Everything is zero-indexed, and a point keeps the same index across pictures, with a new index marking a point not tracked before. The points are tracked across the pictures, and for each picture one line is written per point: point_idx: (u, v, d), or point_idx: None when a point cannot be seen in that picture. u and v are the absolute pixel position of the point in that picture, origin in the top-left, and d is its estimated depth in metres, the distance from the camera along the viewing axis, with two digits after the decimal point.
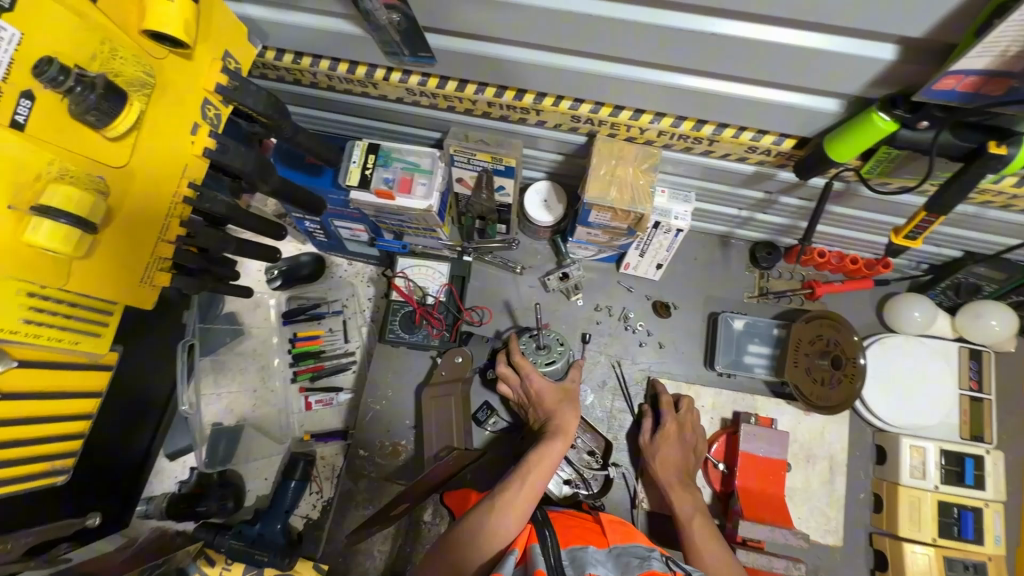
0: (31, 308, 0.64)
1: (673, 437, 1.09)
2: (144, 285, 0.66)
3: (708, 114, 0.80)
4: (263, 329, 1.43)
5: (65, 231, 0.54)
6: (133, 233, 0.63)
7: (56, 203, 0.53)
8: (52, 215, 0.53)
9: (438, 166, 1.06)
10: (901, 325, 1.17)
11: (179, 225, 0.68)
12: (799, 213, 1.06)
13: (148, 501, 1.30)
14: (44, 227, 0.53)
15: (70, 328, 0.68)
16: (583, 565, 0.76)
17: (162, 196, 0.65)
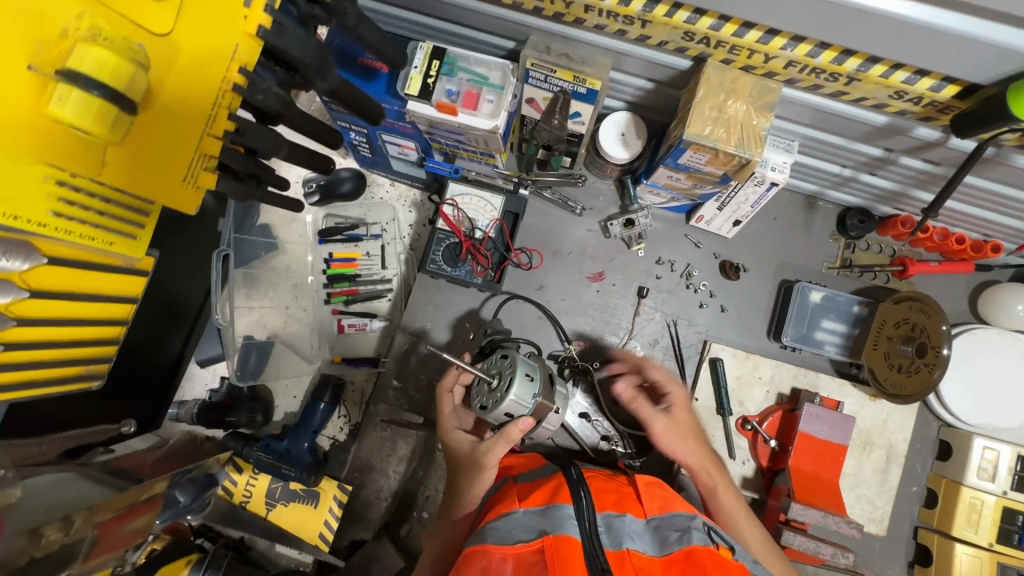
0: (61, 201, 0.58)
1: (682, 407, 0.98)
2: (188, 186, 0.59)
3: (863, 46, 0.64)
4: (298, 246, 1.36)
5: (98, 105, 0.50)
6: (172, 125, 0.56)
7: (89, 69, 0.49)
8: (82, 83, 0.48)
9: (510, 82, 0.92)
10: (997, 316, 1.06)
11: (229, 117, 0.57)
12: (918, 178, 0.91)
13: (179, 406, 1.30)
14: (75, 97, 0.49)
15: (101, 226, 0.63)
16: (619, 536, 0.79)
17: (209, 78, 0.56)
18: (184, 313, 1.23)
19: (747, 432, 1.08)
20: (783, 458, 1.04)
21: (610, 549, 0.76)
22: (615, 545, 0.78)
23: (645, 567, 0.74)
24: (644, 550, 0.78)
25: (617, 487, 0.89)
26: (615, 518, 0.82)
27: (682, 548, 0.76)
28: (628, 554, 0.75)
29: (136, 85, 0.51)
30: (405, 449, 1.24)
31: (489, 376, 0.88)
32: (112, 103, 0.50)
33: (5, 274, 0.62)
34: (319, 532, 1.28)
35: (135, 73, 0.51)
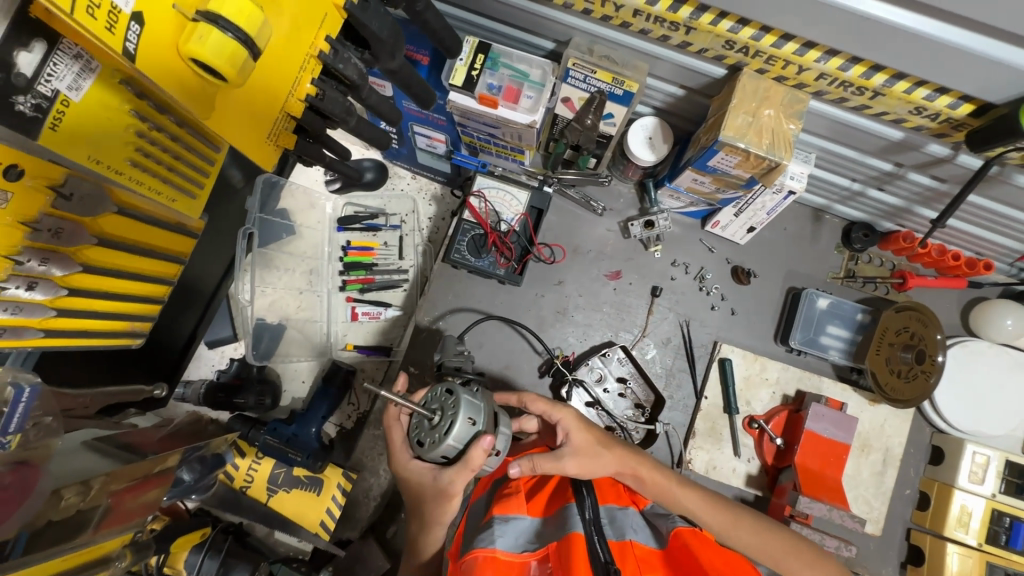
0: (138, 153, 0.69)
1: (577, 431, 0.88)
2: (270, 144, 0.61)
3: (893, 61, 0.70)
4: (317, 231, 1.36)
5: (234, 48, 0.48)
6: (271, 82, 0.57)
7: (229, 12, 0.47)
8: (222, 25, 0.47)
9: (549, 80, 0.96)
10: (988, 330, 1.12)
11: (309, 82, 0.60)
12: (924, 194, 0.98)
13: (185, 386, 1.28)
14: (215, 38, 0.47)
15: (169, 181, 0.75)
16: (621, 527, 0.80)
17: (305, 41, 0.57)
18: (197, 293, 1.21)
19: (754, 430, 1.12)
20: (788, 456, 1.07)
21: (614, 539, 0.78)
22: (618, 535, 0.79)
23: (646, 557, 0.76)
24: (646, 541, 0.80)
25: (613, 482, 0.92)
26: (617, 511, 0.84)
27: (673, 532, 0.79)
28: (630, 545, 0.77)
29: (262, 34, 0.51)
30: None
31: (429, 412, 0.77)
32: (246, 48, 0.49)
33: (80, 216, 0.72)
34: (321, 520, 1.26)
35: (263, 20, 0.50)
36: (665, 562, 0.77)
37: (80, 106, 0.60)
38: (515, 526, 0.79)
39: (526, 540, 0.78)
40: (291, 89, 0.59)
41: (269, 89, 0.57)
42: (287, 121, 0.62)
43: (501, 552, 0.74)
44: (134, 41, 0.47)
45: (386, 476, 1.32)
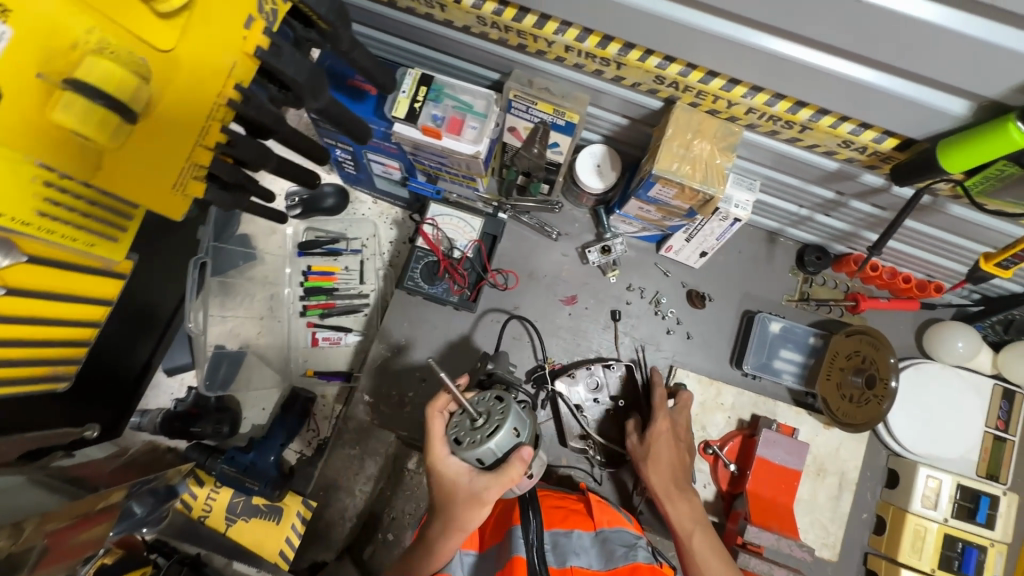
0: (48, 201, 0.60)
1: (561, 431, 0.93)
2: (177, 194, 0.61)
3: (814, 97, 0.71)
4: (277, 257, 1.37)
5: (100, 115, 0.51)
6: (167, 136, 0.58)
7: (95, 81, 0.50)
8: (88, 94, 0.50)
9: (493, 110, 0.97)
10: (940, 352, 1.13)
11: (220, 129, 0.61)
12: (866, 220, 0.99)
13: (142, 414, 1.28)
14: (78, 105, 0.50)
15: (84, 226, 0.66)
16: (564, 553, 0.82)
17: (205, 96, 0.58)
18: (156, 321, 1.22)
19: (708, 456, 1.11)
20: (741, 482, 1.07)
21: (554, 566, 0.80)
22: (560, 562, 0.81)
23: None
24: (590, 565, 0.81)
25: (569, 505, 0.92)
26: (563, 536, 0.85)
27: (628, 564, 0.80)
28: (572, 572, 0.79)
29: (137, 97, 0.53)
30: (372, 468, 1.31)
31: (475, 412, 0.82)
32: (115, 112, 0.52)
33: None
34: (279, 549, 1.25)
35: (138, 86, 0.53)
36: None
37: None
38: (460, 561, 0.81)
39: None
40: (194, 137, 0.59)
41: (166, 142, 0.58)
42: (196, 170, 0.62)
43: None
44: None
45: (362, 495, 1.31)
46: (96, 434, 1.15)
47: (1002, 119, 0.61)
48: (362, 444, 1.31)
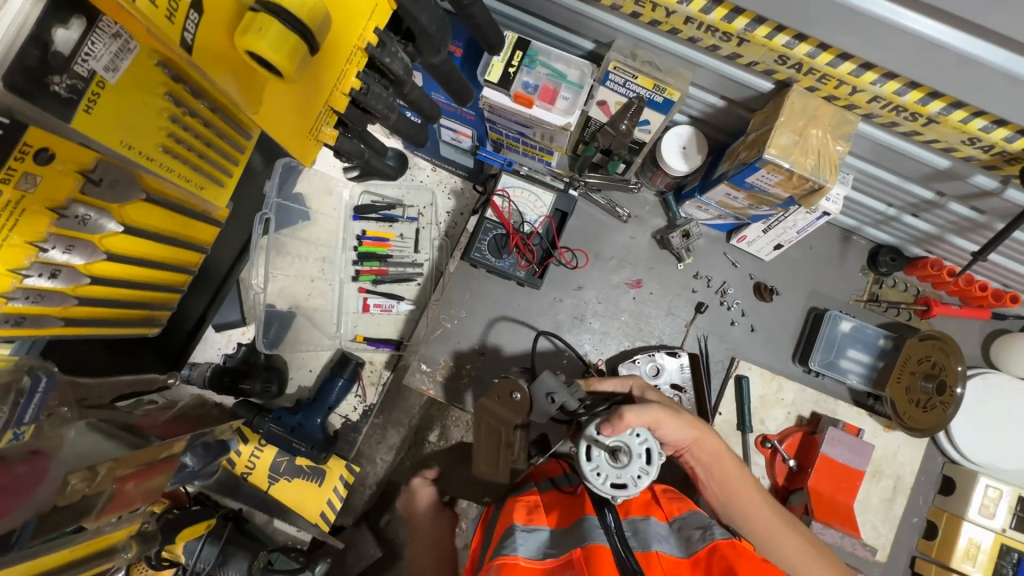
0: (169, 141, 0.71)
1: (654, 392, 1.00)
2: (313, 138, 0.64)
3: (955, 90, 0.68)
4: (331, 219, 1.34)
5: (294, 42, 0.48)
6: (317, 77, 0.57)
7: (290, 6, 0.48)
8: (283, 19, 0.47)
9: (588, 82, 0.94)
10: (1008, 364, 1.11)
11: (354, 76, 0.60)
12: (960, 224, 0.96)
13: (191, 368, 1.26)
14: (274, 31, 0.47)
15: (196, 171, 0.79)
16: (645, 539, 0.84)
17: (356, 36, 0.56)
18: (211, 275, 1.19)
19: (766, 449, 1.11)
20: (800, 478, 1.06)
21: (638, 550, 0.82)
22: (643, 547, 0.83)
23: (673, 569, 0.79)
24: (671, 551, 0.83)
25: (640, 498, 0.96)
26: (640, 522, 0.89)
27: (707, 544, 0.81)
28: (656, 555, 0.80)
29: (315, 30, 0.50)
30: (395, 438, 1.39)
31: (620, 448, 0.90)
32: (302, 38, 0.49)
33: (110, 202, 0.75)
34: (321, 511, 1.27)
35: (325, 16, 0.50)
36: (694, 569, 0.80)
37: (114, 89, 0.61)
38: (536, 537, 0.84)
39: (545, 548, 0.82)
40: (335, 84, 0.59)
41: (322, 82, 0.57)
42: (327, 115, 0.63)
43: (521, 559, 0.78)
44: (192, 32, 0.49)
45: (382, 464, 1.39)
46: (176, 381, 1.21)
47: None
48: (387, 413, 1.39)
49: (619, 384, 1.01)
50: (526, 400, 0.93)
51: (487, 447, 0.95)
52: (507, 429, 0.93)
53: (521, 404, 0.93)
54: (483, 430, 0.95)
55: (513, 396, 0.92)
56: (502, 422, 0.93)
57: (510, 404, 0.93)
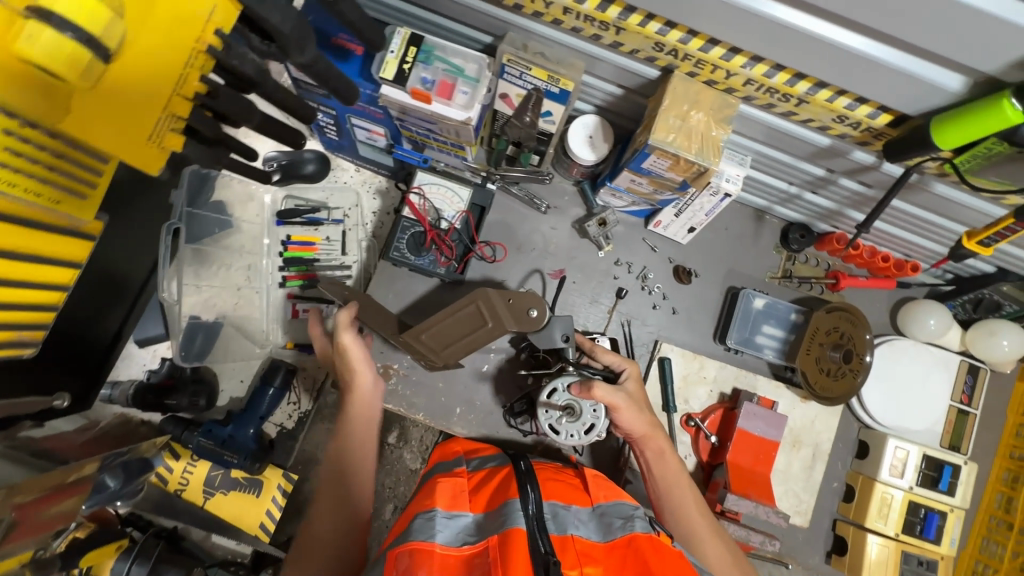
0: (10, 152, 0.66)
1: (634, 381, 1.02)
2: (152, 147, 0.62)
3: (815, 68, 0.70)
4: (254, 225, 1.31)
5: (70, 49, 0.52)
6: (146, 81, 0.58)
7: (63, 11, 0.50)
8: (57, 25, 0.50)
9: (485, 75, 0.94)
10: (913, 329, 1.16)
11: (195, 78, 0.61)
12: (853, 198, 1.00)
13: (113, 386, 1.23)
14: (46, 38, 0.50)
15: (51, 179, 0.74)
16: (563, 523, 0.86)
17: (180, 38, 0.58)
18: (126, 289, 1.16)
19: (690, 428, 1.14)
20: (721, 453, 1.10)
21: (555, 533, 0.83)
22: (560, 531, 0.85)
23: (587, 551, 0.81)
24: (588, 535, 0.86)
25: (566, 482, 0.99)
26: (561, 508, 0.90)
27: (625, 534, 0.84)
28: (572, 540, 0.82)
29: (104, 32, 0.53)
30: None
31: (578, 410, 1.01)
32: (84, 45, 0.52)
33: None
34: (260, 523, 1.25)
35: (110, 19, 0.53)
36: (608, 554, 0.82)
37: None
38: (456, 523, 0.85)
39: (465, 534, 0.84)
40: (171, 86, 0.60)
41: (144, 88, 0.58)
42: (173, 121, 0.63)
43: (437, 548, 0.80)
44: None
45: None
46: (65, 404, 1.09)
47: (996, 95, 0.62)
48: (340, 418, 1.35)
49: (618, 360, 1.03)
50: (541, 320, 1.01)
51: (445, 328, 1.04)
52: (492, 326, 1.03)
53: (525, 321, 1.02)
54: (468, 313, 1.03)
55: (528, 312, 1.01)
56: (492, 318, 1.02)
57: (520, 318, 1.02)
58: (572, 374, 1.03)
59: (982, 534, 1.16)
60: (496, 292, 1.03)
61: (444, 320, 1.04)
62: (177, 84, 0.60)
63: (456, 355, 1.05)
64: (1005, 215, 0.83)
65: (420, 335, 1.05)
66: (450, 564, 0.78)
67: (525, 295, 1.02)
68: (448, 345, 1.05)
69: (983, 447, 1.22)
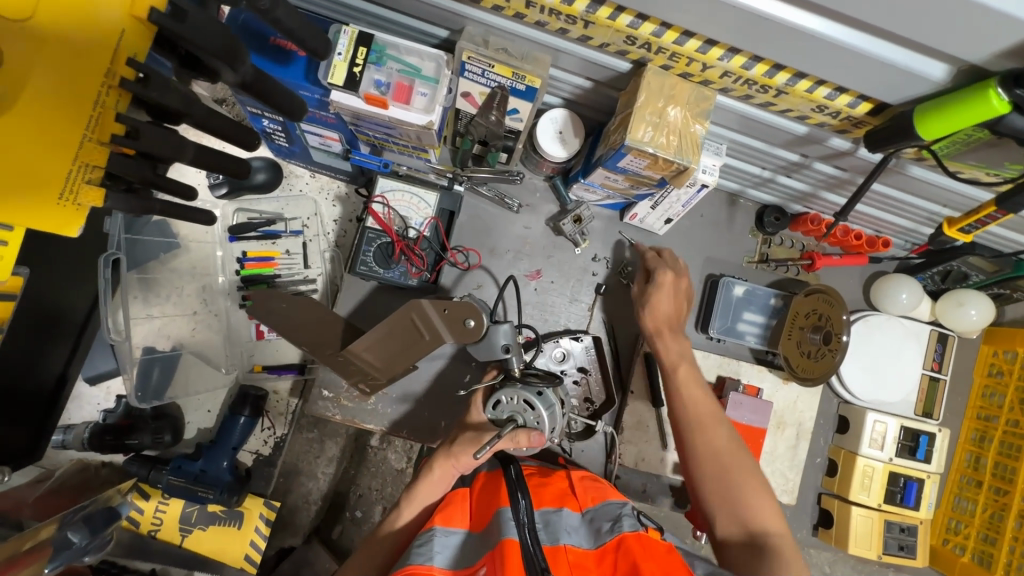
0: None
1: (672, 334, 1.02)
2: (66, 205, 0.56)
3: (795, 61, 0.67)
4: (204, 243, 1.21)
5: None
6: (49, 134, 0.53)
7: None
8: None
9: (444, 74, 0.86)
10: (887, 304, 1.18)
11: (113, 119, 0.56)
12: (828, 181, 0.99)
13: (65, 431, 1.13)
14: None
15: None
16: (555, 531, 0.84)
17: (87, 82, 0.54)
18: (65, 325, 1.06)
19: (677, 420, 1.13)
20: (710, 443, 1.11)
21: (547, 544, 0.81)
22: (552, 539, 0.83)
23: (580, 561, 0.80)
24: (579, 543, 0.83)
25: (554, 485, 0.95)
26: (553, 514, 0.88)
27: (614, 537, 0.81)
28: (564, 550, 0.81)
29: None
30: (334, 449, 1.34)
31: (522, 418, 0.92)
32: None
33: None
34: (245, 554, 1.20)
35: None
36: (600, 563, 0.80)
37: None
38: (452, 540, 0.85)
39: (456, 559, 0.82)
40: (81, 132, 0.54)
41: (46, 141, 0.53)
42: (88, 172, 0.57)
43: (437, 569, 0.79)
44: None
45: (325, 477, 1.33)
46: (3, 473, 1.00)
47: (980, 85, 0.60)
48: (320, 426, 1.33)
49: (670, 309, 1.04)
50: (480, 330, 0.92)
51: (381, 341, 0.92)
52: (430, 340, 0.92)
53: (464, 333, 0.92)
54: (402, 327, 0.92)
55: (465, 322, 0.91)
56: (429, 330, 0.92)
57: (457, 329, 0.92)
58: (515, 385, 0.95)
59: (954, 493, 1.23)
60: (431, 302, 0.92)
61: (378, 335, 0.91)
62: (86, 128, 0.55)
63: (398, 371, 0.95)
64: (988, 201, 0.78)
65: (361, 352, 0.93)
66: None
67: (461, 304, 0.92)
68: (390, 359, 0.94)
69: (952, 409, 1.27)
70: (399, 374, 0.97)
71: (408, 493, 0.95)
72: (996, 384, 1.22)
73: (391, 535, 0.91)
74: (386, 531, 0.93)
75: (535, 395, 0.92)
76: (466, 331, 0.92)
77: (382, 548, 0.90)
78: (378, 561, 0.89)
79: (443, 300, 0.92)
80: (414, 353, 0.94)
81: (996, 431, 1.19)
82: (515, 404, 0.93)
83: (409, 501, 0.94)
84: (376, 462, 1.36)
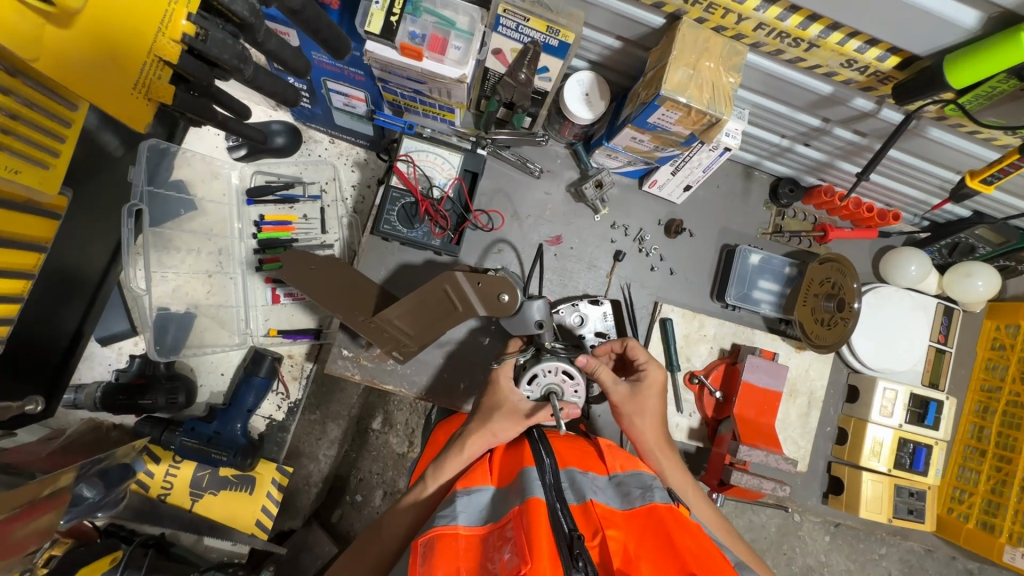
0: None
1: (651, 386, 0.97)
2: (139, 96, 0.62)
3: (830, 9, 0.69)
4: (221, 206, 1.20)
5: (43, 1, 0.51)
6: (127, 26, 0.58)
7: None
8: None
9: (478, 29, 0.87)
10: (895, 276, 1.21)
11: (183, 17, 0.60)
12: (847, 148, 1.02)
13: (77, 390, 1.12)
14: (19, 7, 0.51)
15: (9, 148, 0.65)
16: (581, 490, 0.80)
17: None
18: (81, 284, 1.04)
19: (694, 385, 1.16)
20: (725, 408, 1.13)
21: (575, 503, 0.78)
22: (579, 498, 0.79)
23: (608, 515, 0.76)
24: (607, 501, 0.80)
25: (581, 448, 0.92)
26: (579, 474, 0.84)
27: (645, 504, 0.78)
28: (592, 505, 0.77)
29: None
30: (336, 431, 1.34)
31: (556, 388, 0.97)
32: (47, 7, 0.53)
33: None
34: (257, 519, 1.19)
35: None
36: (628, 521, 0.77)
37: None
38: (476, 500, 0.79)
39: (484, 511, 0.78)
40: (156, 28, 0.59)
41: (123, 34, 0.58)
42: (159, 68, 0.62)
43: (462, 528, 0.74)
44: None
45: (327, 460, 1.33)
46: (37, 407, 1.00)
47: (1011, 30, 0.63)
48: (323, 408, 1.34)
49: (646, 359, 1.00)
50: (513, 305, 0.98)
51: (414, 308, 0.99)
52: (462, 311, 0.99)
53: (497, 307, 0.98)
54: (435, 298, 0.98)
55: (497, 298, 0.97)
56: (462, 302, 0.99)
57: (491, 304, 0.97)
58: (551, 358, 0.98)
59: (959, 463, 1.26)
60: (464, 275, 0.97)
61: (411, 301, 0.98)
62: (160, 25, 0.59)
63: (430, 339, 1.02)
64: (1010, 151, 0.81)
65: (392, 319, 0.99)
66: (476, 544, 0.73)
67: (495, 279, 0.96)
68: (421, 327, 1.02)
69: (958, 381, 1.30)
70: (429, 341, 1.04)
71: (435, 466, 0.89)
72: (999, 357, 1.25)
73: (415, 506, 0.88)
74: (412, 501, 0.89)
75: (571, 365, 0.97)
76: (504, 308, 0.97)
77: (403, 522, 0.87)
78: (404, 528, 0.87)
79: (476, 273, 0.97)
80: (443, 324, 1.01)
81: (999, 402, 1.22)
82: (551, 376, 0.97)
83: (436, 475, 0.89)
84: (377, 447, 1.37)
